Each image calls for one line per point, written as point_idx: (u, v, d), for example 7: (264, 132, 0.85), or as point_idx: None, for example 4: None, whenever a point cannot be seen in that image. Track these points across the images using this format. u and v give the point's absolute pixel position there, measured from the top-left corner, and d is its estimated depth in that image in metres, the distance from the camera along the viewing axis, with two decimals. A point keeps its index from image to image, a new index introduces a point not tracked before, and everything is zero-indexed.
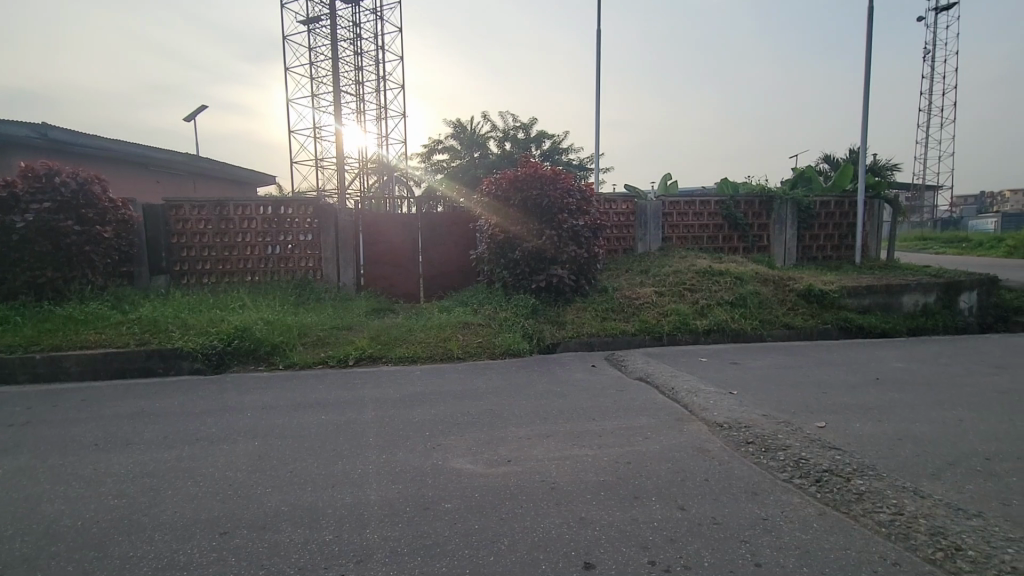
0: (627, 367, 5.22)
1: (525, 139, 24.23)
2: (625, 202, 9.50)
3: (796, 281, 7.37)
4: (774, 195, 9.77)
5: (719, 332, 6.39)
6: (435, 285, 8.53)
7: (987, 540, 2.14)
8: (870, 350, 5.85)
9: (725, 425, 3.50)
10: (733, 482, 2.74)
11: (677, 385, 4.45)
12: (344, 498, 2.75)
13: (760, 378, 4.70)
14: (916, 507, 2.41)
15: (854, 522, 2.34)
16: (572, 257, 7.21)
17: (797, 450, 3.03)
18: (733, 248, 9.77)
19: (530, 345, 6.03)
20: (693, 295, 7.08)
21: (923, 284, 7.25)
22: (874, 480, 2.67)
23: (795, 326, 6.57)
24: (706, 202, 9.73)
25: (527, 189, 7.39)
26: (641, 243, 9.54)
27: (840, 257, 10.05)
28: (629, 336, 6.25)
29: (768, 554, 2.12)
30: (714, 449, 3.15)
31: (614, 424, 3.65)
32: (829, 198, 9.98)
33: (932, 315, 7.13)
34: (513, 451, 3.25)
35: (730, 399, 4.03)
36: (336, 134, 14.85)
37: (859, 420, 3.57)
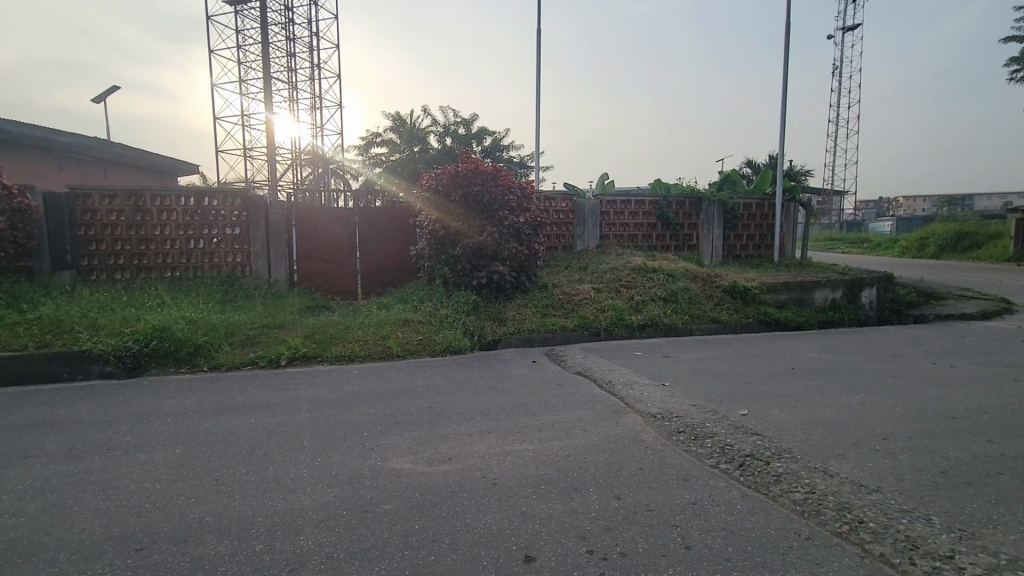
0: (567, 362, 5.34)
1: (466, 134, 24.07)
2: (564, 200, 9.69)
3: (722, 278, 7.82)
4: (702, 197, 10.32)
5: (652, 327, 6.67)
6: (374, 281, 8.32)
7: (884, 512, 2.38)
8: (787, 342, 6.33)
9: (658, 416, 3.66)
10: (665, 470, 2.88)
11: (613, 378, 4.61)
12: (276, 504, 2.63)
13: (690, 370, 4.95)
14: (826, 485, 2.64)
15: (772, 502, 2.53)
16: (512, 253, 7.24)
17: (723, 437, 3.23)
18: (666, 246, 10.23)
19: (471, 342, 6.02)
20: (628, 291, 7.34)
21: (832, 281, 7.92)
22: (790, 462, 2.89)
23: (721, 321, 6.98)
24: (640, 201, 10.11)
25: (467, 185, 7.35)
26: (579, 240, 9.77)
27: (761, 255, 10.77)
28: (568, 332, 6.39)
29: (697, 537, 2.25)
30: (647, 439, 3.29)
31: (553, 418, 3.72)
32: (751, 200, 10.67)
33: (839, 309, 7.80)
34: (454, 449, 3.24)
35: (663, 391, 4.22)
36: (266, 123, 14.07)
37: (777, 408, 3.86)
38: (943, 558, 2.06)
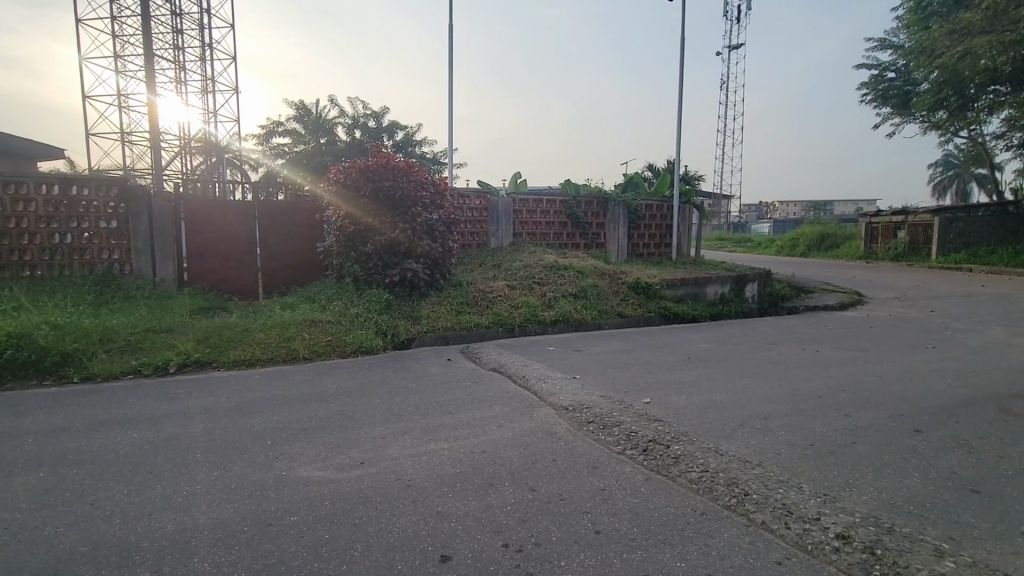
0: (481, 359, 5.37)
1: (376, 127, 23.30)
2: (478, 197, 9.74)
3: (626, 275, 8.29)
4: (609, 197, 10.84)
5: (563, 322, 6.91)
6: (277, 279, 7.81)
7: (764, 484, 2.68)
8: (684, 333, 6.85)
9: (569, 407, 3.82)
10: (576, 459, 3.02)
11: (527, 373, 4.73)
12: (165, 526, 2.40)
13: (599, 363, 5.20)
14: (717, 464, 2.91)
15: (672, 482, 2.75)
16: (426, 250, 7.13)
17: (628, 425, 3.45)
18: (576, 244, 10.62)
19: (384, 341, 5.87)
20: (541, 288, 7.55)
21: (722, 277, 8.69)
22: (687, 445, 3.15)
23: (626, 315, 7.39)
24: (552, 201, 10.42)
25: (378, 179, 7.14)
26: (493, 237, 9.88)
27: (661, 254, 11.54)
28: (483, 329, 6.44)
29: (605, 520, 2.39)
30: (560, 431, 3.43)
31: (469, 415, 3.75)
32: (652, 201, 11.39)
33: (728, 303, 8.59)
34: (366, 452, 3.15)
35: (574, 384, 4.39)
36: (148, 105, 12.65)
37: (675, 395, 4.18)
38: (810, 520, 2.36)
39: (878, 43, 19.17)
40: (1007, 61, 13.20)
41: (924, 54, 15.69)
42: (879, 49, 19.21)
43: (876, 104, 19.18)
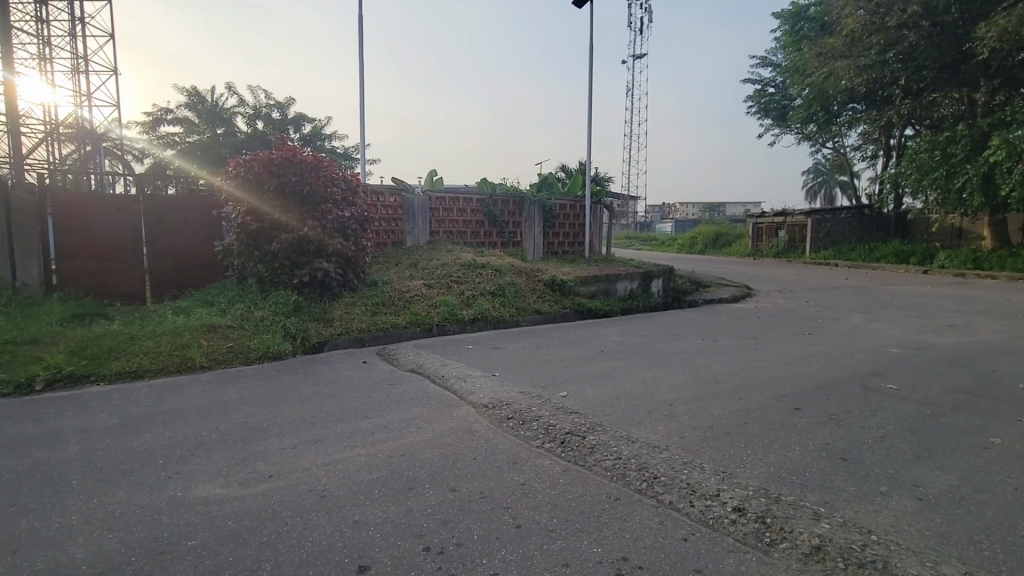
0: (399, 360, 5.24)
1: (280, 119, 21.89)
2: (393, 194, 9.51)
3: (543, 273, 8.48)
4: (525, 196, 11.03)
5: (482, 320, 6.93)
6: (168, 282, 7.10)
7: (671, 466, 2.87)
8: (597, 328, 7.15)
9: (489, 405, 3.84)
10: (496, 455, 3.04)
11: (446, 373, 4.69)
12: (32, 566, 2.10)
13: (518, 360, 5.28)
14: (629, 451, 3.07)
15: (588, 471, 2.86)
16: (338, 249, 6.81)
17: (546, 419, 3.54)
18: (493, 242, 10.69)
19: (293, 346, 5.55)
20: (459, 286, 7.52)
21: (631, 274, 9.16)
22: (602, 435, 3.29)
23: (543, 312, 7.57)
24: (468, 199, 10.40)
25: (284, 174, 6.72)
26: (409, 235, 9.69)
27: (574, 252, 11.94)
28: (400, 330, 6.29)
29: (525, 514, 2.43)
30: (480, 428, 3.44)
31: (387, 419, 3.65)
32: (566, 201, 11.74)
33: (637, 298, 9.08)
34: (275, 465, 2.96)
35: (493, 381, 4.43)
36: (3, 84, 10.94)
37: (590, 387, 4.35)
38: (712, 497, 2.56)
39: (761, 60, 21.18)
40: (863, 83, 15.14)
41: (798, 73, 17.57)
42: (762, 66, 21.23)
43: (760, 115, 21.20)
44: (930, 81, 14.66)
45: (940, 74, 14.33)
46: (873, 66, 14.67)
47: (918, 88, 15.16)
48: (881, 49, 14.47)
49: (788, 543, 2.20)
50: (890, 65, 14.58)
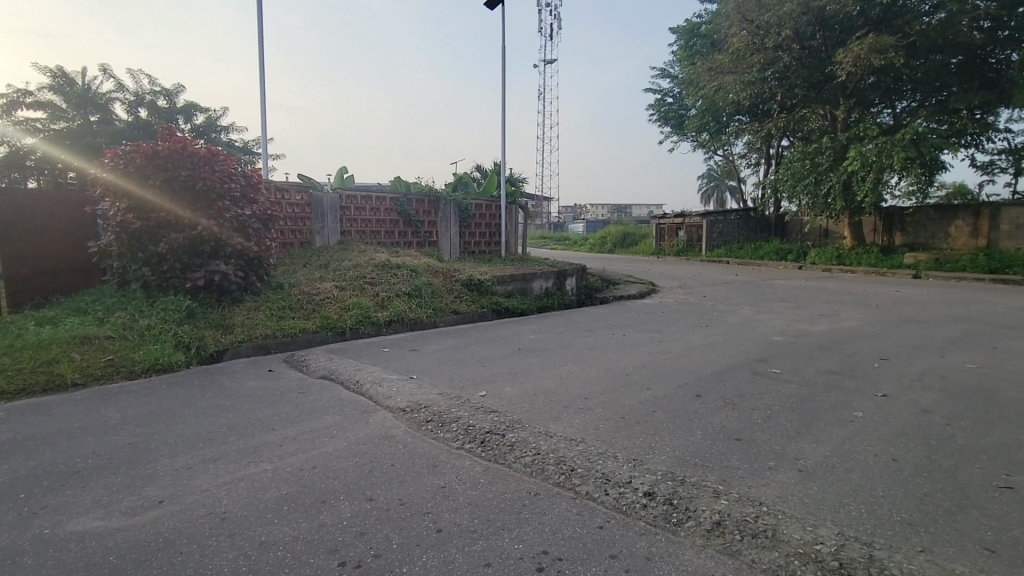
0: (308, 367, 4.96)
1: (168, 107, 19.87)
2: (299, 192, 9.02)
3: (460, 272, 8.45)
4: (440, 196, 10.91)
5: (398, 322, 6.75)
6: (28, 289, 6.17)
7: (587, 458, 2.97)
8: (515, 327, 7.25)
9: (407, 408, 3.76)
10: (414, 460, 2.98)
11: (361, 378, 4.51)
12: None
13: (436, 361, 5.21)
14: (547, 445, 3.14)
15: (508, 469, 2.89)
16: (238, 249, 6.32)
17: (466, 419, 3.52)
18: (408, 242, 10.46)
19: (186, 357, 5.06)
20: (373, 288, 7.27)
21: (546, 273, 9.38)
22: (521, 432, 3.34)
23: (460, 311, 7.53)
24: (382, 198, 10.10)
25: (172, 167, 6.15)
26: (318, 235, 9.22)
27: (491, 251, 11.99)
28: (310, 334, 5.97)
29: (446, 517, 2.41)
30: (397, 433, 3.36)
31: (297, 429, 3.45)
32: (481, 200, 11.76)
33: (552, 296, 9.31)
34: (167, 488, 2.69)
35: (411, 384, 4.33)
36: None
37: (509, 386, 4.39)
38: (624, 485, 2.69)
39: (660, 72, 22.60)
40: (748, 97, 16.66)
41: (693, 85, 18.97)
42: (661, 77, 22.67)
43: (661, 123, 22.63)
44: (800, 98, 16.46)
45: (808, 92, 16.17)
46: (755, 82, 16.20)
47: (791, 104, 16.94)
48: (762, 66, 16.01)
49: (693, 521, 2.37)
50: (769, 82, 16.18)
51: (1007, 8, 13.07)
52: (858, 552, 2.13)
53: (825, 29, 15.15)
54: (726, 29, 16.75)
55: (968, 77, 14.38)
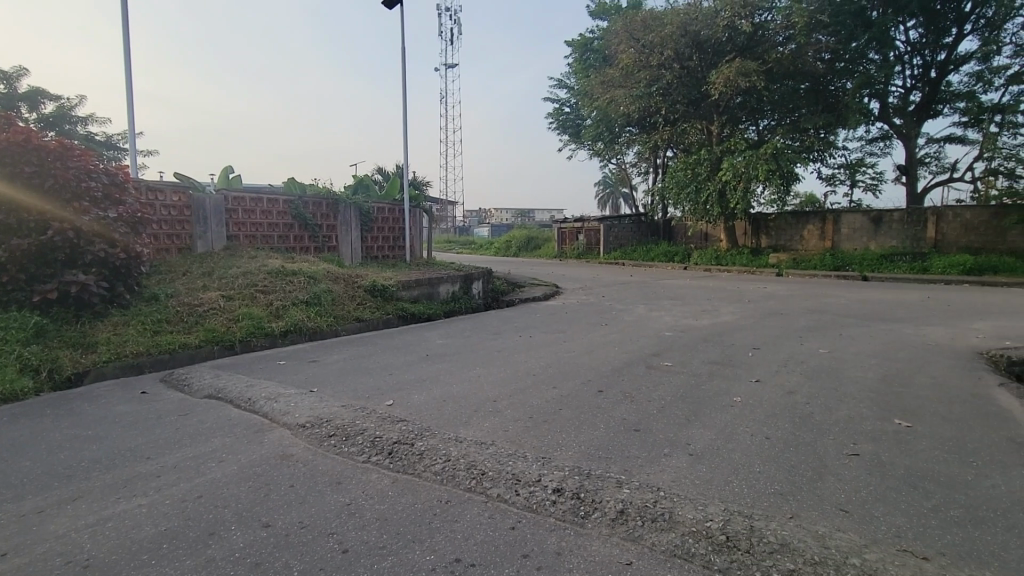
0: (190, 386, 4.49)
1: (6, 93, 17.01)
2: (176, 193, 8.16)
3: (362, 278, 8.13)
4: (338, 198, 10.42)
5: (295, 332, 6.33)
6: None
7: (498, 460, 2.99)
8: (422, 332, 7.13)
9: (306, 424, 3.53)
10: (317, 479, 2.81)
11: (254, 394, 4.17)
12: None
13: (338, 372, 4.96)
14: (457, 451, 3.11)
15: (417, 479, 2.82)
16: (100, 256, 5.55)
17: (371, 431, 3.38)
18: (304, 247, 9.87)
19: (35, 383, 4.34)
20: (265, 297, 6.75)
21: (452, 277, 9.32)
22: (430, 439, 3.28)
23: (364, 319, 7.24)
24: (273, 200, 9.44)
25: (13, 161, 5.31)
26: (200, 240, 8.38)
27: (395, 256, 11.66)
28: (192, 350, 5.39)
29: (352, 536, 2.29)
30: (296, 451, 3.14)
31: (180, 456, 3.10)
32: (383, 204, 11.42)
33: (458, 300, 9.27)
34: (12, 539, 2.29)
35: (311, 398, 4.08)
36: None
37: (417, 393, 4.30)
38: (534, 483, 2.74)
39: (557, 82, 23.49)
40: (636, 109, 17.87)
41: (587, 96, 19.93)
42: (558, 88, 23.58)
43: (559, 132, 23.54)
44: (681, 113, 17.96)
45: (688, 108, 17.72)
46: (642, 97, 17.43)
47: (674, 119, 18.47)
48: (648, 82, 17.24)
49: (599, 513, 2.47)
50: (654, 97, 17.47)
51: (841, 43, 15.22)
52: (742, 524, 2.35)
53: (701, 52, 16.68)
54: (615, 46, 17.82)
55: (814, 101, 16.41)
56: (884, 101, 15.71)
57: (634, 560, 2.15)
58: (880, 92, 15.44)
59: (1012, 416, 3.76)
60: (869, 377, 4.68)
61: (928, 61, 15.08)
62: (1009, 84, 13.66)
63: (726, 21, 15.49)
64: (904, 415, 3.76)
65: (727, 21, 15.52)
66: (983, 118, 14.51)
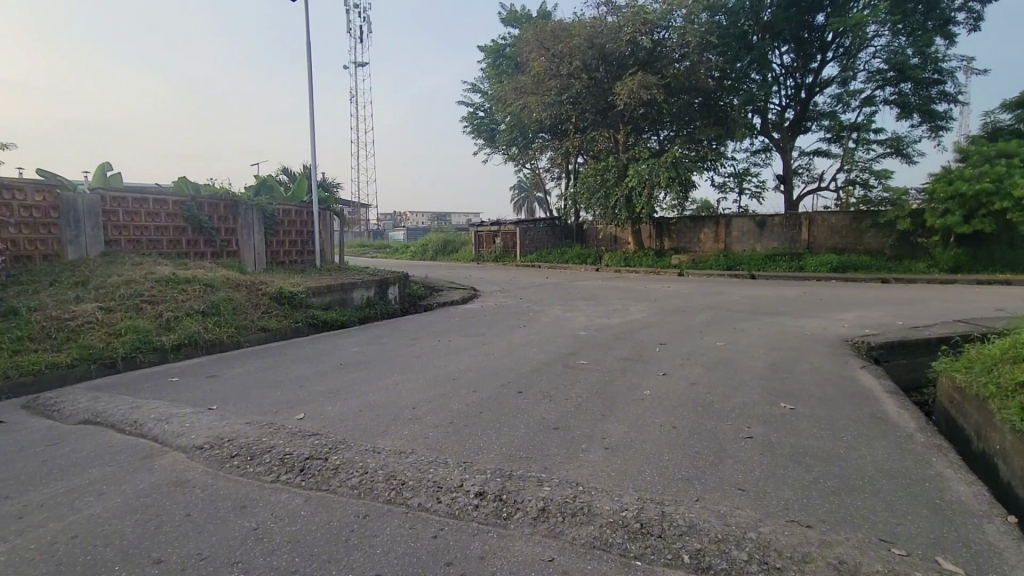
0: (60, 411, 3.94)
1: None
2: (39, 193, 7.12)
3: (267, 285, 7.61)
4: (238, 199, 9.68)
5: (190, 346, 5.79)
6: None
7: (419, 468, 2.92)
8: (335, 340, 6.81)
9: (204, 445, 3.23)
10: (217, 504, 2.58)
11: (141, 416, 3.74)
12: None
13: (242, 386, 4.60)
14: (375, 463, 3.00)
15: (332, 494, 2.69)
16: None
17: (281, 448, 3.17)
18: (199, 253, 9.06)
19: None
20: (154, 308, 6.10)
21: (366, 282, 8.99)
22: (345, 452, 3.13)
23: (270, 328, 6.77)
24: (161, 201, 8.58)
25: None
26: (72, 246, 7.40)
27: (304, 261, 11.04)
28: (63, 370, 4.74)
29: (259, 564, 2.13)
30: (193, 476, 2.87)
31: (49, 492, 2.72)
32: (290, 206, 10.76)
33: (373, 306, 8.97)
34: None
35: (209, 416, 3.75)
36: None
37: (330, 404, 4.10)
38: (456, 489, 2.70)
39: (471, 86, 23.57)
40: (548, 116, 18.40)
41: (501, 102, 20.21)
42: (472, 92, 23.68)
43: (474, 136, 23.64)
44: (590, 121, 18.75)
45: (596, 117, 18.53)
46: (553, 105, 17.99)
47: (584, 127, 19.22)
48: (558, 90, 17.82)
49: (521, 513, 2.49)
50: (565, 105, 18.08)
51: (728, 62, 16.67)
52: (654, 510, 2.49)
53: (606, 63, 17.52)
54: (527, 53, 18.24)
55: (707, 115, 17.93)
56: (765, 117, 17.40)
57: (557, 555, 2.20)
58: (762, 109, 17.08)
59: (872, 394, 4.32)
60: (759, 367, 5.16)
61: (799, 83, 16.96)
62: (863, 106, 15.69)
63: (629, 36, 16.43)
64: (787, 398, 4.19)
65: (630, 36, 16.45)
66: (844, 135, 16.54)
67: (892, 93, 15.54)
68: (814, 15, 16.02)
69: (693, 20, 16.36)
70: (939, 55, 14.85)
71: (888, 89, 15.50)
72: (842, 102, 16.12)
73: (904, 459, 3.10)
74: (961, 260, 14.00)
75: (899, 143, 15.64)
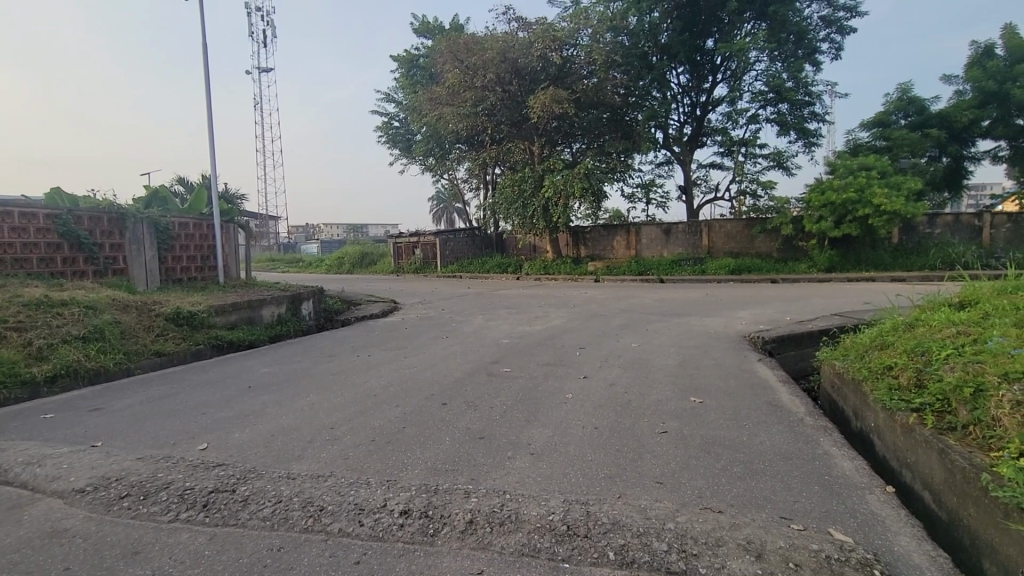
0: None
1: None
2: None
3: (161, 305, 6.91)
4: (125, 212, 8.75)
5: (68, 377, 5.12)
6: None
7: (338, 492, 2.77)
8: (241, 362, 6.34)
9: (87, 488, 2.85)
10: (102, 554, 2.28)
11: (4, 461, 3.23)
12: None
13: (133, 418, 4.14)
14: (289, 490, 2.80)
15: (242, 529, 2.48)
16: None
17: (180, 483, 2.87)
18: (77, 272, 8.06)
19: None
20: (21, 335, 5.32)
21: (276, 298, 8.46)
22: (256, 481, 2.90)
23: (166, 352, 6.16)
24: (29, 214, 7.57)
25: None
26: None
27: (205, 278, 10.20)
28: None
29: None
30: (75, 524, 2.52)
31: None
32: (186, 218, 9.91)
33: (285, 323, 8.44)
34: None
35: (92, 454, 3.32)
36: None
37: (238, 430, 3.79)
38: (379, 509, 2.60)
39: (384, 96, 23.16)
40: (464, 127, 18.49)
41: (416, 112, 20.04)
42: (386, 102, 23.27)
43: (389, 146, 23.20)
44: (506, 133, 19.09)
45: (511, 129, 18.88)
46: (469, 116, 18.11)
47: (500, 138, 19.51)
48: (474, 102, 18.00)
49: (448, 527, 2.45)
50: (480, 116, 18.30)
51: (631, 80, 17.71)
52: (579, 512, 2.54)
53: (519, 78, 17.95)
54: (441, 65, 18.25)
55: (614, 128, 18.82)
56: (666, 132, 18.64)
57: (485, 567, 2.17)
58: (663, 124, 18.28)
59: (768, 384, 4.73)
60: (670, 365, 5.47)
61: (694, 101, 18.37)
62: (749, 123, 17.28)
63: (539, 51, 16.97)
64: (696, 393, 4.47)
65: (540, 52, 17.01)
66: (734, 149, 18.11)
67: (772, 112, 17.27)
68: (704, 39, 17.54)
69: (598, 39, 17.19)
70: (809, 80, 16.77)
71: (769, 108, 17.22)
72: (731, 119, 17.66)
73: (798, 441, 3.41)
74: (834, 261, 15.77)
75: (780, 157, 17.42)
